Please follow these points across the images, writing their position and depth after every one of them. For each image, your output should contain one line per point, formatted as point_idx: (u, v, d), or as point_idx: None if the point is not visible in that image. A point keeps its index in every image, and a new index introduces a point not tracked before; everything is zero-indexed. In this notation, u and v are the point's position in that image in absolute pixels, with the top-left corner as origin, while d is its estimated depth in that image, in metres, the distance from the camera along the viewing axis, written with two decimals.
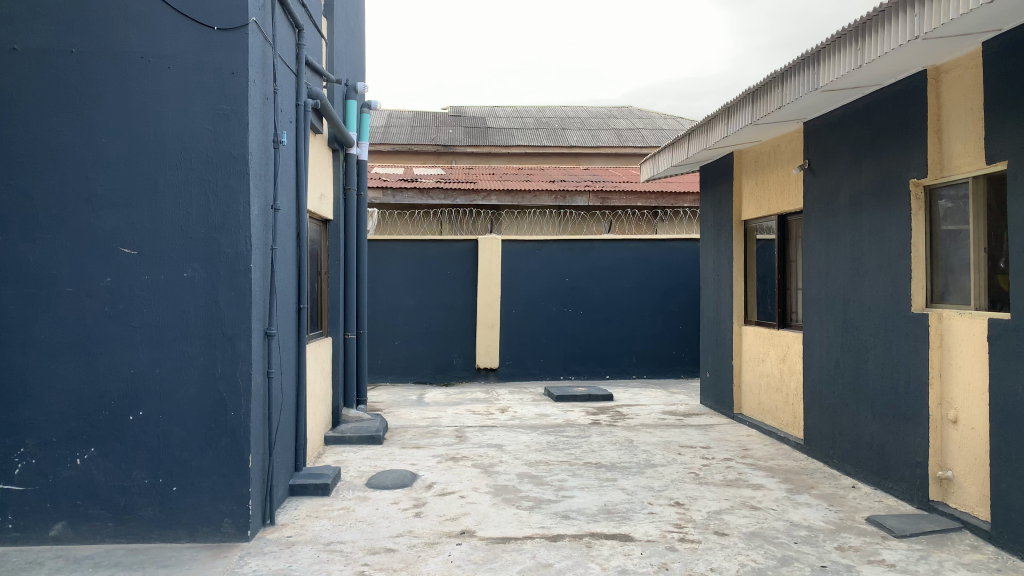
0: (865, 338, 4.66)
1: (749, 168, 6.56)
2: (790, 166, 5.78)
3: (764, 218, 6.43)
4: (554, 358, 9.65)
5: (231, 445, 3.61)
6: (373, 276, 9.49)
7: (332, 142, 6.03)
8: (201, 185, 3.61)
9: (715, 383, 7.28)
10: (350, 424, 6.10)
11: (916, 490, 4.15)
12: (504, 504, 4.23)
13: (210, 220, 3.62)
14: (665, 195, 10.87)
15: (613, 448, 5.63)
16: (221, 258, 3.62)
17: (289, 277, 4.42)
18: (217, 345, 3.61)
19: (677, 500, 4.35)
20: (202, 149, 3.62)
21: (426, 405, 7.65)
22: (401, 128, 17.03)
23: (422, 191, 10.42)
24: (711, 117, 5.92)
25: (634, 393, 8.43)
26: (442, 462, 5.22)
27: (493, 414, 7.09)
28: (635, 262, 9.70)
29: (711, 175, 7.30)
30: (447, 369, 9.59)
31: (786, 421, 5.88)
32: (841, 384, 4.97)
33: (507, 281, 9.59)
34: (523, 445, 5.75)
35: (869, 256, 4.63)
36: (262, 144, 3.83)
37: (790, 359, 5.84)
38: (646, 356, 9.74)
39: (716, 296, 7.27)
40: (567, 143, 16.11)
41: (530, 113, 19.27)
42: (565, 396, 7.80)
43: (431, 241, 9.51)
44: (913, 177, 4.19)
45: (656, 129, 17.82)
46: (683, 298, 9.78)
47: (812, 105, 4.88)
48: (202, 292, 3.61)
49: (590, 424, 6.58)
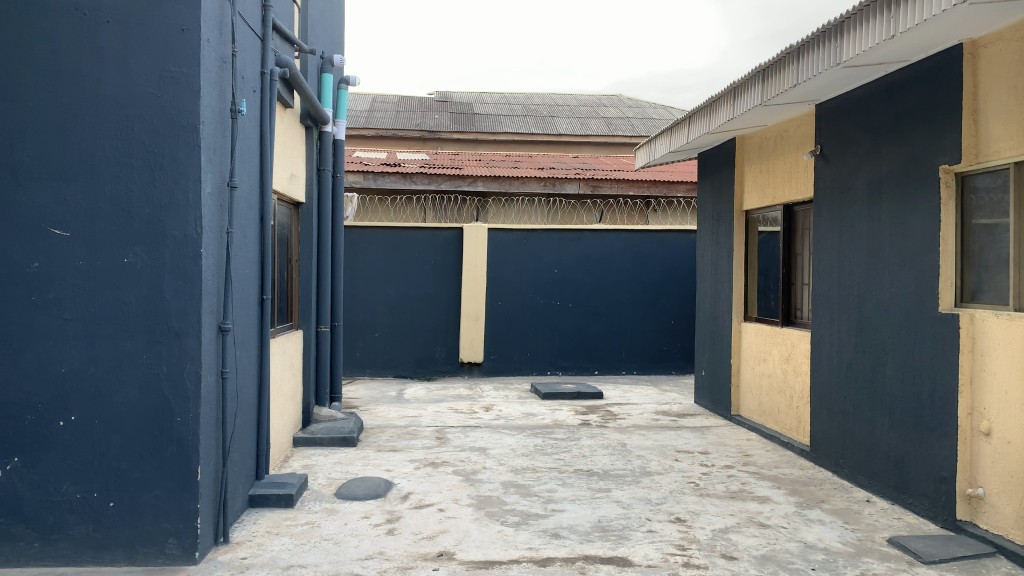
0: (883, 338, 4.28)
1: (753, 155, 6.16)
2: (799, 151, 5.38)
3: (768, 209, 6.03)
4: (541, 353, 9.24)
5: (179, 455, 3.16)
6: (352, 264, 9.03)
7: (306, 118, 5.55)
8: (144, 157, 3.15)
9: (710, 382, 6.90)
10: (323, 424, 5.66)
11: (941, 507, 3.77)
12: (487, 519, 3.82)
13: (154, 199, 3.15)
14: (657, 183, 10.43)
15: (605, 453, 5.23)
16: (167, 241, 3.15)
17: (251, 264, 3.96)
18: (162, 342, 3.16)
19: (678, 515, 3.95)
20: (146, 117, 3.15)
21: (405, 403, 7.21)
22: (386, 113, 16.52)
23: (405, 176, 9.97)
24: (715, 98, 5.51)
25: (624, 390, 8.03)
26: (420, 468, 4.79)
27: (476, 413, 6.67)
28: (626, 253, 9.29)
29: (710, 162, 6.90)
30: (429, 362, 9.15)
31: (790, 425, 5.50)
32: (853, 388, 4.58)
33: (493, 271, 9.15)
34: (508, 448, 5.33)
35: (891, 250, 4.23)
36: (218, 114, 3.36)
37: (795, 359, 5.45)
38: (637, 351, 9.35)
39: (714, 292, 6.88)
40: (556, 130, 15.67)
41: (519, 100, 18.83)
42: (553, 394, 7.38)
43: (414, 228, 9.07)
44: (943, 163, 3.79)
45: (646, 118, 17.41)
46: (676, 292, 9.38)
47: (829, 83, 4.47)
48: (145, 280, 3.15)
49: (579, 425, 6.17)
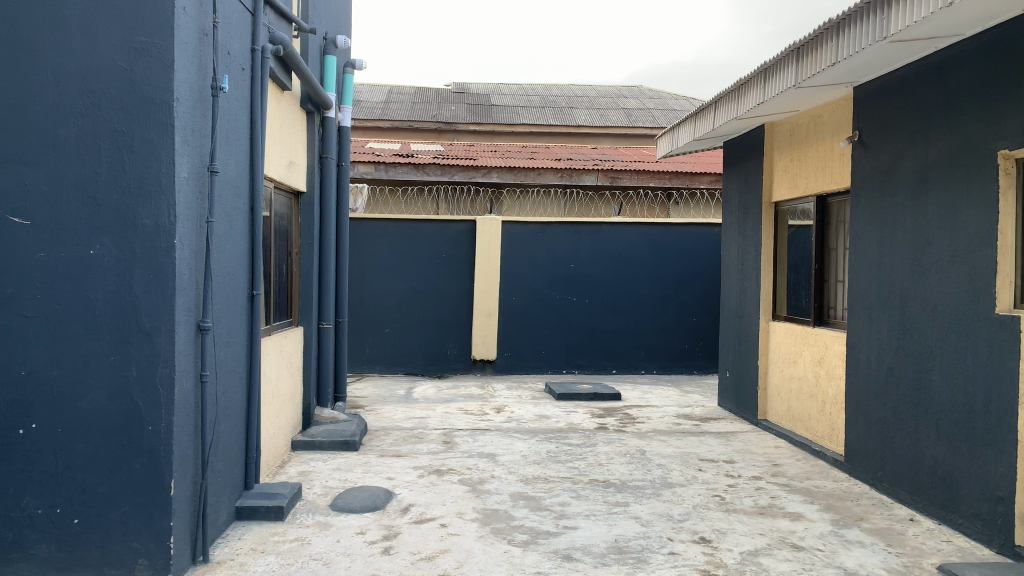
0: (929, 341, 3.90)
1: (783, 144, 5.78)
2: (835, 138, 5.00)
3: (799, 201, 5.65)
4: (556, 350, 8.90)
5: (149, 469, 2.85)
6: (361, 258, 8.73)
7: (308, 103, 5.24)
8: (112, 138, 2.84)
9: (735, 384, 6.53)
10: (324, 427, 5.35)
11: (997, 531, 3.39)
12: (493, 537, 3.49)
13: (124, 184, 2.84)
14: (679, 175, 10.07)
15: (623, 462, 4.88)
16: (137, 231, 2.84)
17: (239, 257, 3.65)
18: (131, 342, 2.85)
19: (702, 535, 3.60)
20: (114, 93, 2.83)
21: (414, 403, 6.90)
22: (402, 105, 16.20)
23: (417, 167, 9.65)
24: (743, 81, 5.13)
25: (643, 391, 7.68)
26: (424, 477, 4.47)
27: (487, 414, 6.34)
28: (646, 248, 8.93)
29: (737, 151, 6.53)
30: (440, 360, 8.85)
31: (821, 433, 5.12)
32: (894, 395, 4.21)
33: (507, 266, 8.83)
34: (519, 455, 4.99)
35: (938, 244, 3.85)
36: (198, 91, 3.04)
37: (828, 361, 5.08)
38: (656, 350, 8.99)
39: (739, 289, 6.50)
40: (574, 122, 15.27)
41: (537, 92, 18.44)
42: (568, 395, 7.04)
43: (425, 220, 8.75)
44: (1003, 148, 3.41)
45: (667, 110, 16.96)
46: (697, 288, 8.99)
47: (872, 61, 4.08)
48: (114, 274, 2.85)
49: (596, 429, 5.82)
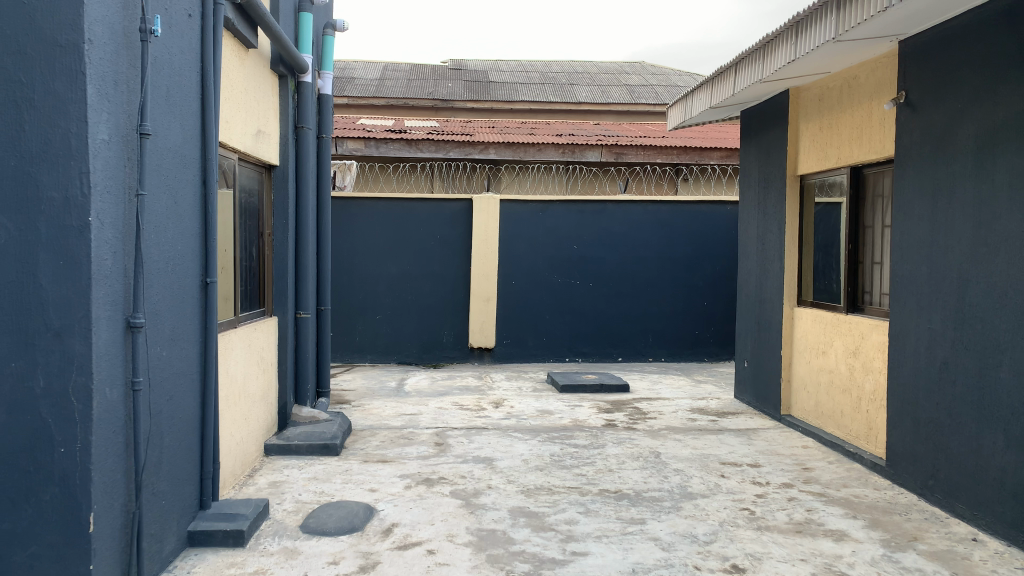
0: (996, 331, 3.35)
1: (812, 109, 5.19)
2: (874, 100, 4.43)
3: (828, 173, 5.08)
4: (559, 338, 8.36)
5: (62, 502, 2.30)
6: (350, 239, 8.17)
7: (279, 65, 4.65)
8: (8, 91, 2.28)
9: (754, 375, 5.99)
10: (303, 427, 4.81)
11: None
12: (488, 568, 2.95)
13: (24, 148, 2.28)
14: (688, 150, 9.49)
15: (636, 467, 4.34)
16: (42, 206, 2.28)
17: (186, 238, 3.09)
18: (38, 345, 2.30)
19: (735, 561, 3.07)
20: (8, 34, 2.27)
21: (406, 396, 6.35)
22: (397, 82, 15.56)
23: (411, 143, 9.11)
24: (770, 37, 4.53)
25: (653, 382, 7.13)
26: (411, 488, 3.93)
27: (484, 410, 5.80)
28: (653, 227, 8.36)
29: (758, 120, 5.94)
30: (435, 348, 8.31)
31: (857, 432, 4.59)
32: (948, 393, 3.67)
33: (506, 247, 8.26)
34: (519, 460, 4.45)
35: (1008, 221, 3.29)
36: (121, 33, 2.46)
37: (865, 353, 4.53)
38: (665, 337, 8.44)
39: (759, 272, 5.96)
40: (575, 98, 14.63)
41: (537, 68, 17.79)
42: (572, 387, 6.51)
43: (418, 199, 8.17)
44: None
45: (670, 86, 16.29)
46: (709, 270, 8.43)
47: (929, 6, 3.49)
48: (14, 260, 2.30)
49: (604, 427, 5.28)
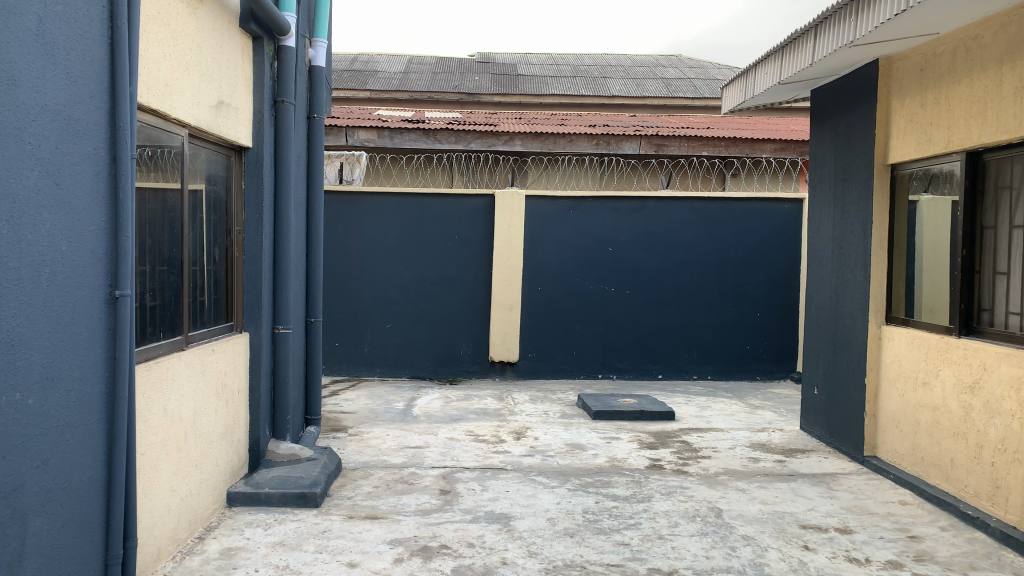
0: None
1: (912, 81, 4.19)
2: (1006, 63, 3.43)
3: (931, 160, 4.07)
4: (591, 351, 7.42)
5: None
6: (357, 238, 7.32)
7: (252, 22, 3.76)
8: None
9: (828, 405, 4.99)
10: (279, 470, 3.92)
11: None
12: None
13: None
14: (737, 142, 8.38)
15: (694, 533, 3.38)
16: None
17: (83, 234, 2.21)
18: None
19: None
20: None
21: (414, 423, 5.44)
22: (421, 75, 14.69)
23: (428, 133, 8.20)
24: None
25: (700, 406, 6.15)
26: (402, 563, 3.01)
27: (503, 443, 4.87)
28: (700, 227, 7.38)
29: (835, 99, 4.94)
30: (452, 361, 7.40)
31: (976, 490, 3.59)
32: None
33: (532, 249, 7.35)
34: (544, 519, 3.51)
35: None
36: None
37: (988, 390, 3.53)
38: (711, 352, 7.45)
39: (835, 280, 4.95)
40: (609, 91, 13.64)
41: (567, 61, 16.84)
42: (608, 414, 5.57)
43: (433, 194, 7.28)
44: None
45: (709, 79, 15.23)
46: (763, 276, 7.41)
47: None
48: None
49: (648, 471, 4.33)
